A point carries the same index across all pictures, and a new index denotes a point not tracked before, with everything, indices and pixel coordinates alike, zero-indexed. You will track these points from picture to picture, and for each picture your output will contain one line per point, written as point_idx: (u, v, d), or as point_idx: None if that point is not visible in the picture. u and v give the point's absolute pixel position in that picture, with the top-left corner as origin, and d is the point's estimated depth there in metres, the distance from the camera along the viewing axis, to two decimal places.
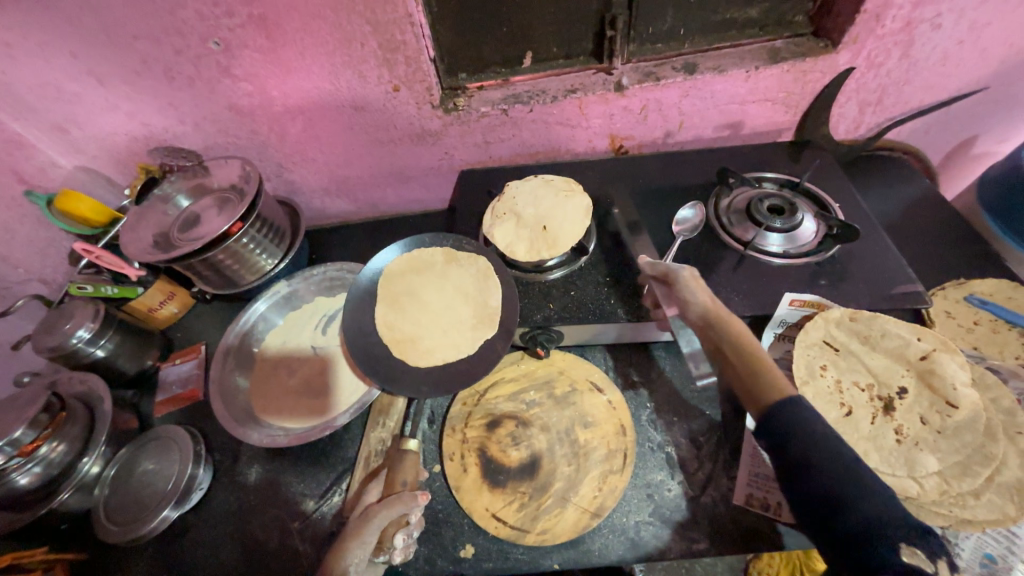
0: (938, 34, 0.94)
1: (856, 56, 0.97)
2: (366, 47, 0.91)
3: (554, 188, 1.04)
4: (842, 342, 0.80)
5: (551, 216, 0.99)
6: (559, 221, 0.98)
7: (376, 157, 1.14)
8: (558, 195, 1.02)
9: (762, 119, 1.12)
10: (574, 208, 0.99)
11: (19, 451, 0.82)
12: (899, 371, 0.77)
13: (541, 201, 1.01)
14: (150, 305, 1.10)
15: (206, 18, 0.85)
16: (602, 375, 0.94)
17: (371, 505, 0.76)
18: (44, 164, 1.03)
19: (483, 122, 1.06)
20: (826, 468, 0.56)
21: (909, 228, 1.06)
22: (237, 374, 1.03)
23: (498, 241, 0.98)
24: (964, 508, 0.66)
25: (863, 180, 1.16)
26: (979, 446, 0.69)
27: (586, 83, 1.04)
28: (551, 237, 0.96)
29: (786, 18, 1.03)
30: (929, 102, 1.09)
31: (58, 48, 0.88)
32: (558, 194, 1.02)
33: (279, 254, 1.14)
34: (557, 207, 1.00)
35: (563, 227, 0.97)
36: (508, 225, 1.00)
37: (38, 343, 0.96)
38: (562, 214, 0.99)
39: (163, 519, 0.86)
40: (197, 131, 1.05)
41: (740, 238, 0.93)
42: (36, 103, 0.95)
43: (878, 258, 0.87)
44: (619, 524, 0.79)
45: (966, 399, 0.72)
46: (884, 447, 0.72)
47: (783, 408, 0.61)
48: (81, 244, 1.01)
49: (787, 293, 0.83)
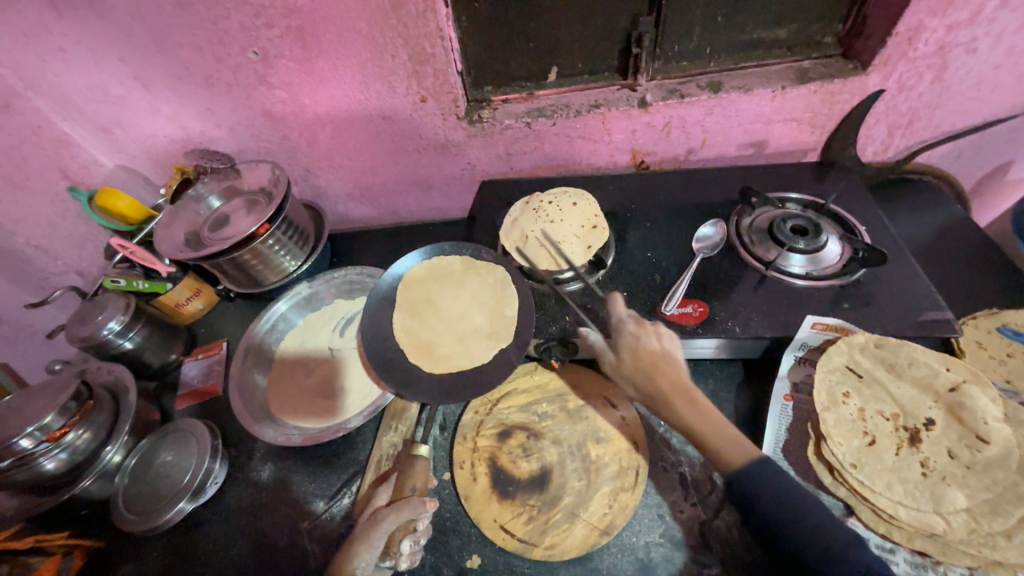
0: (973, 58, 0.93)
1: (886, 78, 0.96)
2: (397, 59, 0.94)
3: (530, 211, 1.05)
4: (866, 370, 0.77)
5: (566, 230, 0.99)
6: (569, 224, 1.00)
7: (400, 165, 1.16)
8: (538, 209, 1.04)
9: (788, 139, 1.11)
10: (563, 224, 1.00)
11: (47, 436, 0.85)
12: (927, 402, 0.73)
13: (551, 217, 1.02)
14: (177, 301, 1.14)
15: (247, 29, 0.89)
16: (616, 390, 0.93)
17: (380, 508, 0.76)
18: (87, 162, 1.08)
19: (506, 134, 1.08)
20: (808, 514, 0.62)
21: (938, 254, 1.04)
22: (256, 371, 1.06)
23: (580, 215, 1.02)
24: (995, 549, 0.62)
25: (890, 203, 1.13)
26: (1012, 484, 0.65)
27: (610, 99, 1.06)
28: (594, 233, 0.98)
29: (814, 40, 1.03)
30: (961, 126, 1.07)
31: (109, 54, 0.93)
32: (530, 210, 1.05)
33: (302, 256, 1.17)
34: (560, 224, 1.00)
35: (571, 242, 0.98)
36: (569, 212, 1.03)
37: (71, 332, 1.01)
38: (536, 244, 0.99)
39: (179, 511, 0.88)
40: (232, 136, 1.09)
41: (761, 257, 0.92)
42: (85, 105, 1.00)
43: (905, 283, 0.85)
44: (629, 544, 0.77)
45: (998, 434, 0.68)
46: (910, 479, 0.68)
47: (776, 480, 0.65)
48: (118, 239, 1.05)
49: (809, 317, 0.82)
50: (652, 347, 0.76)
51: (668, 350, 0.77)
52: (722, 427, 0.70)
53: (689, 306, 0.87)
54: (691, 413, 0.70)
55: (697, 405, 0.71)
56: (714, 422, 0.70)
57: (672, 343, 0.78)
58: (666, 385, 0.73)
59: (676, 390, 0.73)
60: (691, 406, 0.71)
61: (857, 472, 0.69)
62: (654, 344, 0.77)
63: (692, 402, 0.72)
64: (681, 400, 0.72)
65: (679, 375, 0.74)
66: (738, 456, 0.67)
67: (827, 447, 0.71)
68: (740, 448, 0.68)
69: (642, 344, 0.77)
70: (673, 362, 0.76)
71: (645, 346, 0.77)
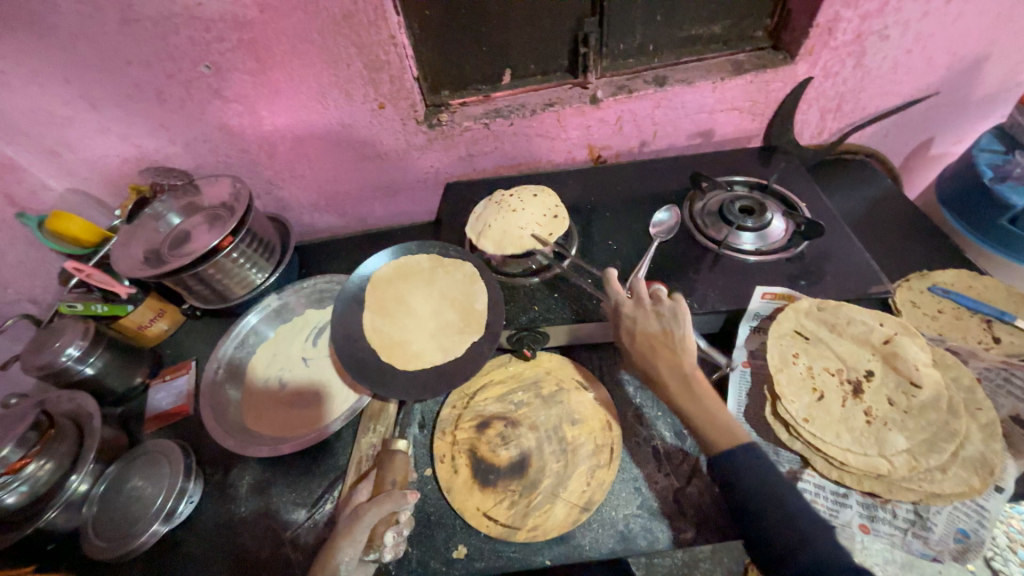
0: (887, 44, 1.02)
1: (812, 66, 1.05)
2: (352, 67, 0.96)
3: (494, 204, 1.07)
4: (811, 331, 0.82)
5: (527, 222, 1.01)
6: (530, 216, 1.02)
7: (363, 172, 1.17)
8: (502, 204, 1.06)
9: (732, 127, 1.18)
10: (525, 217, 1.02)
11: (6, 469, 0.82)
12: (866, 355, 0.80)
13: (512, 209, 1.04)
14: (139, 322, 1.11)
15: (198, 44, 0.89)
16: (587, 373, 0.96)
17: (361, 504, 0.77)
18: (35, 187, 1.05)
19: (466, 136, 1.11)
20: (754, 488, 0.66)
21: (874, 225, 1.12)
22: (228, 387, 1.04)
23: (541, 206, 1.04)
24: (932, 482, 0.68)
25: (829, 182, 1.22)
26: (944, 423, 0.71)
27: (564, 97, 1.10)
28: (554, 224, 1.01)
29: (747, 34, 1.11)
30: (884, 107, 1.16)
31: (52, 75, 0.91)
32: (493, 204, 1.07)
33: (269, 269, 1.16)
34: (522, 217, 1.02)
35: (534, 229, 1.00)
36: (529, 204, 1.05)
37: (26, 362, 0.97)
38: (499, 230, 1.01)
39: (153, 534, 0.86)
40: (188, 152, 1.08)
41: (714, 237, 0.97)
42: (29, 128, 0.97)
43: (844, 252, 0.92)
44: (608, 518, 0.80)
45: (928, 379, 0.75)
46: (855, 428, 0.74)
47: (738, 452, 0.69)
48: (73, 263, 1.02)
49: (759, 287, 0.88)
50: (651, 331, 0.79)
51: (675, 333, 0.78)
52: (713, 409, 0.72)
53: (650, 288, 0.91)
54: (680, 397, 0.74)
55: (691, 386, 0.74)
56: (703, 404, 0.73)
57: (681, 325, 0.78)
58: (663, 367, 0.76)
59: (675, 372, 0.75)
60: (684, 387, 0.74)
61: (809, 425, 0.74)
62: (656, 326, 0.79)
63: (687, 384, 0.74)
64: (676, 381, 0.75)
65: (679, 357, 0.76)
66: (723, 439, 0.70)
67: (781, 406, 0.76)
68: (723, 431, 0.71)
69: (643, 327, 0.79)
70: (676, 344, 0.77)
71: (645, 329, 0.79)
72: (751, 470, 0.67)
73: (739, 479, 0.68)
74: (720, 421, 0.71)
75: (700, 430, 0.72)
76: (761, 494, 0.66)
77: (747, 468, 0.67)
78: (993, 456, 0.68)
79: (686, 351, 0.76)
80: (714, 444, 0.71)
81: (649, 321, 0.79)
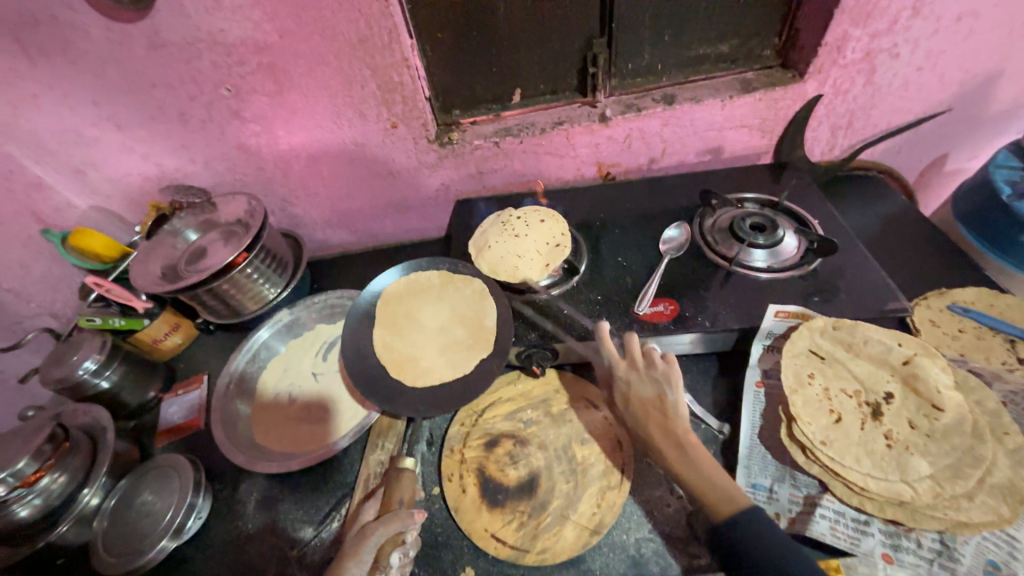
0: (897, 62, 1.02)
1: (822, 84, 1.05)
2: (366, 88, 0.98)
3: (498, 223, 1.10)
4: (827, 350, 0.81)
5: (525, 252, 1.03)
6: (530, 244, 1.04)
7: (376, 190, 1.20)
8: (507, 223, 1.09)
9: (741, 144, 1.18)
10: (524, 247, 1.03)
11: (21, 482, 0.84)
12: (884, 377, 0.78)
13: (512, 238, 1.05)
14: (155, 336, 1.13)
15: (219, 67, 0.92)
16: (598, 391, 0.95)
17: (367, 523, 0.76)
18: (60, 204, 1.08)
19: (476, 154, 1.12)
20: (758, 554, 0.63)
21: (889, 242, 1.10)
22: (239, 401, 1.05)
23: (541, 236, 1.05)
24: (958, 510, 0.65)
25: (841, 198, 1.21)
26: (969, 448, 0.69)
27: (573, 116, 1.12)
28: (553, 254, 1.01)
29: (755, 53, 1.11)
30: (897, 124, 1.15)
31: (81, 98, 0.95)
32: (499, 222, 1.10)
33: (282, 284, 1.17)
34: (520, 246, 1.04)
35: (532, 259, 1.02)
36: (530, 233, 1.05)
37: (45, 374, 0.99)
38: (497, 255, 1.04)
39: (161, 550, 0.85)
40: (207, 170, 1.11)
41: (725, 255, 0.97)
42: (57, 148, 1.01)
43: (859, 270, 0.91)
44: (619, 542, 0.78)
45: (951, 402, 0.72)
46: (875, 452, 0.71)
47: (739, 521, 0.65)
48: (93, 277, 1.05)
49: (772, 305, 0.87)
50: (645, 395, 0.78)
51: (668, 396, 0.77)
52: (710, 474, 0.70)
53: (661, 305, 0.91)
54: (677, 462, 0.72)
55: (686, 451, 0.73)
56: (700, 470, 0.71)
57: (674, 388, 0.77)
58: (657, 434, 0.76)
59: (667, 436, 0.75)
60: (679, 452, 0.73)
61: (826, 448, 0.72)
62: (650, 391, 0.79)
63: (682, 449, 0.73)
64: (671, 446, 0.74)
65: (673, 422, 0.76)
66: (722, 503, 0.68)
67: (797, 428, 0.74)
68: (724, 496, 0.68)
69: (637, 391, 0.80)
70: (668, 409, 0.76)
71: (639, 394, 0.79)
72: (752, 534, 0.64)
73: (745, 547, 0.63)
74: (718, 487, 0.69)
75: (699, 496, 0.70)
76: (769, 561, 0.62)
77: (751, 535, 0.64)
78: (1023, 484, 0.66)
79: (678, 417, 0.75)
80: (715, 509, 0.68)
81: (642, 384, 0.79)
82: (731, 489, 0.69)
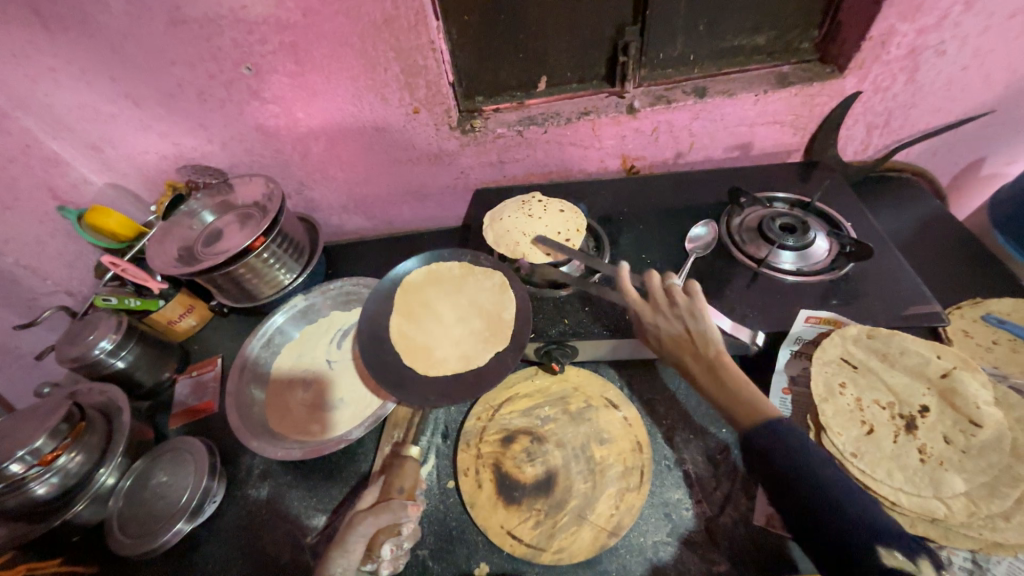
0: (943, 60, 0.97)
1: (862, 80, 1.00)
2: (389, 72, 0.95)
3: (516, 204, 1.07)
4: (861, 360, 0.79)
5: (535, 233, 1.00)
6: (543, 227, 1.00)
7: (394, 175, 1.17)
8: (525, 204, 1.06)
9: (772, 140, 1.14)
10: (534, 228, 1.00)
11: (39, 460, 0.83)
12: (920, 389, 0.75)
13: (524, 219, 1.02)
14: (170, 318, 1.12)
15: (240, 45, 0.89)
16: (617, 391, 0.93)
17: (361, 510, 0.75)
18: (77, 180, 1.07)
19: (498, 142, 1.09)
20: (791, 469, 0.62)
21: (922, 246, 1.07)
22: (253, 387, 1.03)
23: (552, 224, 1.01)
24: (993, 531, 0.63)
25: (873, 199, 1.17)
26: (1007, 467, 0.67)
27: (599, 106, 1.08)
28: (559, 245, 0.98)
29: (792, 46, 1.07)
30: (936, 125, 1.11)
31: (100, 73, 0.93)
32: (519, 201, 1.08)
33: (297, 269, 1.16)
34: (531, 227, 1.01)
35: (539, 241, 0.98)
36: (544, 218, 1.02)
37: (61, 353, 0.99)
38: (506, 227, 1.03)
39: (177, 532, 0.86)
40: (225, 151, 1.09)
41: (752, 255, 0.94)
42: (74, 123, 0.99)
43: (892, 276, 0.88)
44: (636, 544, 0.77)
45: (990, 418, 0.70)
46: (908, 466, 0.69)
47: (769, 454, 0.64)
48: (109, 256, 1.04)
49: (802, 310, 0.84)
50: (673, 331, 0.77)
51: (697, 328, 0.77)
52: (747, 394, 0.70)
53: None
54: (711, 387, 0.73)
55: (720, 376, 0.73)
56: (736, 392, 0.71)
57: (703, 322, 0.77)
58: (691, 365, 0.76)
59: (702, 365, 0.75)
60: (714, 380, 0.73)
61: (858, 461, 0.70)
62: (679, 327, 0.78)
63: (716, 375, 0.73)
64: (705, 374, 0.74)
65: (705, 352, 0.75)
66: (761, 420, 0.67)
67: (826, 439, 0.72)
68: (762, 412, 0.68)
69: (665, 329, 0.78)
70: (700, 341, 0.76)
71: (669, 332, 0.78)
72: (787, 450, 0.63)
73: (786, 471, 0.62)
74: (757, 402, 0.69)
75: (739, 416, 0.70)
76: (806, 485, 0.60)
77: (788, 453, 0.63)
78: None
79: (710, 345, 0.75)
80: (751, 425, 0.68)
81: (669, 319, 0.79)
82: (771, 407, 0.69)
